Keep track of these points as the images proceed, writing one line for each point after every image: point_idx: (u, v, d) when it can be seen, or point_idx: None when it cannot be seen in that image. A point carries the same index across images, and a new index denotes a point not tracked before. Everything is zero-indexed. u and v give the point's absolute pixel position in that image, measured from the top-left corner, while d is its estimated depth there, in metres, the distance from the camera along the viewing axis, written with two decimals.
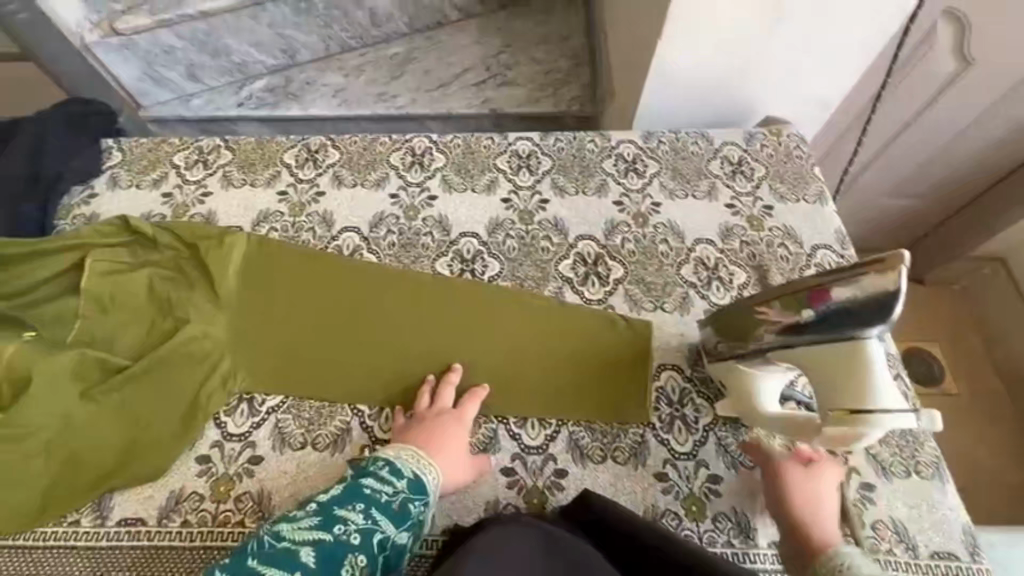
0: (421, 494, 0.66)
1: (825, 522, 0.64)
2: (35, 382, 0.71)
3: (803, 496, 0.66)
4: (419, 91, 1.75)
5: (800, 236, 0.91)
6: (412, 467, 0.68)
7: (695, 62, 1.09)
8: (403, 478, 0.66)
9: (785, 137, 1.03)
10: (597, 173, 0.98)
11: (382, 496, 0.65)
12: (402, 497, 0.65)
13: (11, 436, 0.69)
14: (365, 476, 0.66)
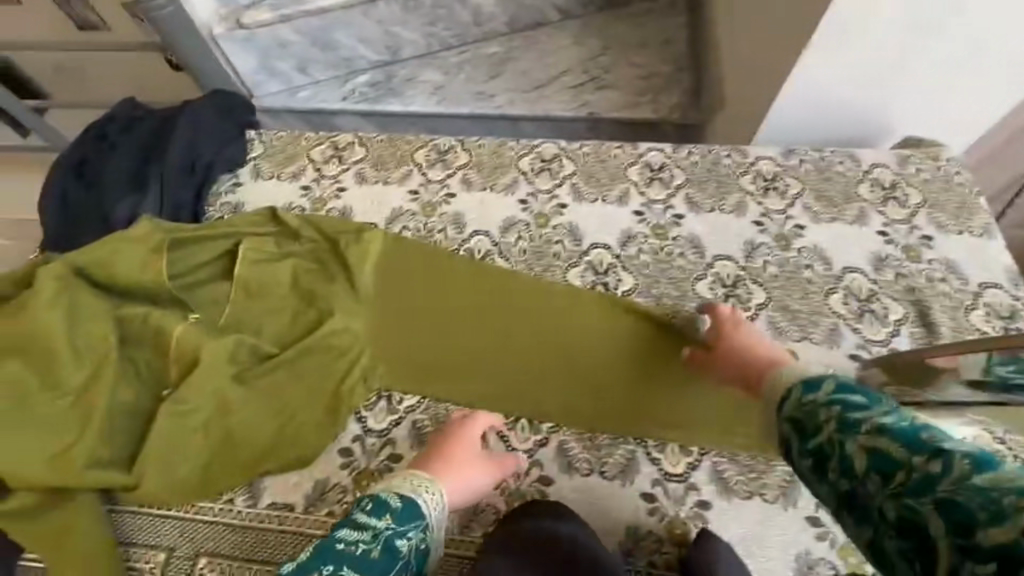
0: (409, 526, 0.61)
1: (766, 355, 0.62)
2: (201, 363, 0.75)
3: (731, 342, 0.66)
4: (515, 92, 1.64)
5: (964, 271, 0.84)
6: (407, 497, 0.64)
7: (834, 83, 1.00)
8: (385, 513, 0.61)
9: (944, 162, 0.94)
10: (735, 190, 0.93)
11: (359, 546, 0.57)
12: (386, 534, 0.59)
13: (180, 412, 0.73)
14: (336, 532, 0.59)
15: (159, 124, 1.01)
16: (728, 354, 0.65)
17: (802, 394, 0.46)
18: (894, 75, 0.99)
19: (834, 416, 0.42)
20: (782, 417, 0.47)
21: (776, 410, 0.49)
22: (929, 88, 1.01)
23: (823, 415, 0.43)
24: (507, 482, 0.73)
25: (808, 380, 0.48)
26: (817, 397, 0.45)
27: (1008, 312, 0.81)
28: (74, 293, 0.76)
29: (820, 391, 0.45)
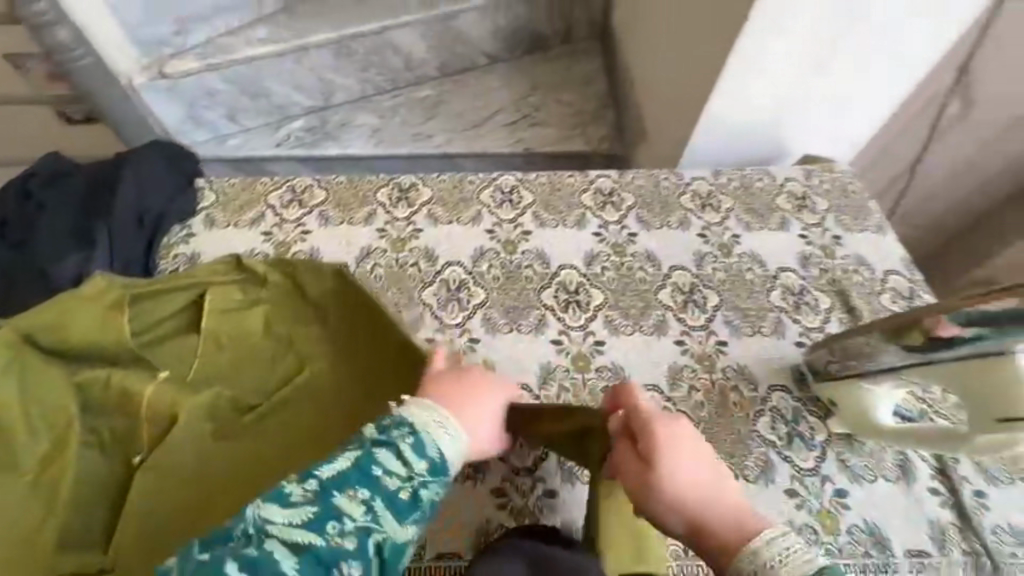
0: (436, 478, 0.60)
1: (716, 494, 0.60)
2: (180, 420, 0.71)
3: (676, 472, 0.60)
4: (453, 133, 1.68)
5: (871, 263, 0.99)
6: (434, 439, 0.61)
7: (745, 111, 1.17)
8: (425, 457, 0.60)
9: (839, 173, 1.12)
10: (678, 208, 1.04)
11: (392, 483, 0.59)
12: (417, 481, 0.59)
13: (159, 470, 0.69)
14: (376, 452, 0.59)
15: (95, 179, 0.96)
16: (677, 495, 0.60)
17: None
18: (790, 103, 1.17)
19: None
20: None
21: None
22: (818, 113, 1.20)
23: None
24: (512, 501, 0.73)
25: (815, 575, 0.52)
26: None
27: (909, 292, 0.96)
28: (28, 363, 0.70)
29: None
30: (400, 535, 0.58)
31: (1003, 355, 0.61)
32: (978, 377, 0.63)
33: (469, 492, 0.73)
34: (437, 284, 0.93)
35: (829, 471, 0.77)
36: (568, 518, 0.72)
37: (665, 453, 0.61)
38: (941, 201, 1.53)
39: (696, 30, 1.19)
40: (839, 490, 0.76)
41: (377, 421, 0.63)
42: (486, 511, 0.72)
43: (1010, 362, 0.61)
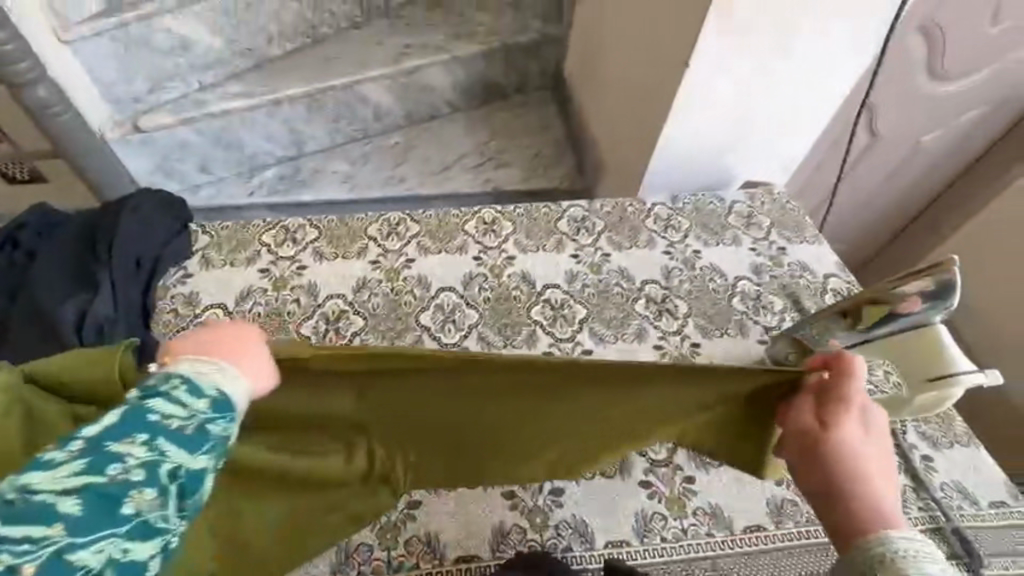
0: (224, 413, 0.49)
1: (879, 485, 0.55)
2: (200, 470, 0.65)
3: (857, 444, 0.56)
4: (424, 175, 1.78)
5: (813, 269, 1.13)
6: (209, 383, 0.50)
7: (692, 142, 1.33)
8: (203, 396, 0.49)
9: (777, 195, 1.28)
10: (643, 230, 1.16)
11: (172, 424, 0.46)
12: (200, 420, 0.48)
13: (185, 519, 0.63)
14: (149, 396, 0.47)
15: (87, 227, 0.98)
16: (844, 463, 0.55)
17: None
18: (730, 136, 1.33)
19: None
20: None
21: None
22: (755, 144, 1.36)
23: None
24: (523, 501, 0.77)
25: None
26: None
27: (848, 292, 1.10)
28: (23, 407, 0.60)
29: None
30: (198, 470, 0.46)
31: (926, 326, 0.74)
32: (910, 347, 0.75)
33: (481, 496, 0.76)
34: (432, 308, 0.99)
35: None
36: (575, 511, 0.77)
37: (853, 421, 0.58)
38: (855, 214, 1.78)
39: (644, 76, 1.35)
40: None
41: (153, 377, 0.50)
42: (498, 513, 0.75)
43: (932, 331, 0.74)
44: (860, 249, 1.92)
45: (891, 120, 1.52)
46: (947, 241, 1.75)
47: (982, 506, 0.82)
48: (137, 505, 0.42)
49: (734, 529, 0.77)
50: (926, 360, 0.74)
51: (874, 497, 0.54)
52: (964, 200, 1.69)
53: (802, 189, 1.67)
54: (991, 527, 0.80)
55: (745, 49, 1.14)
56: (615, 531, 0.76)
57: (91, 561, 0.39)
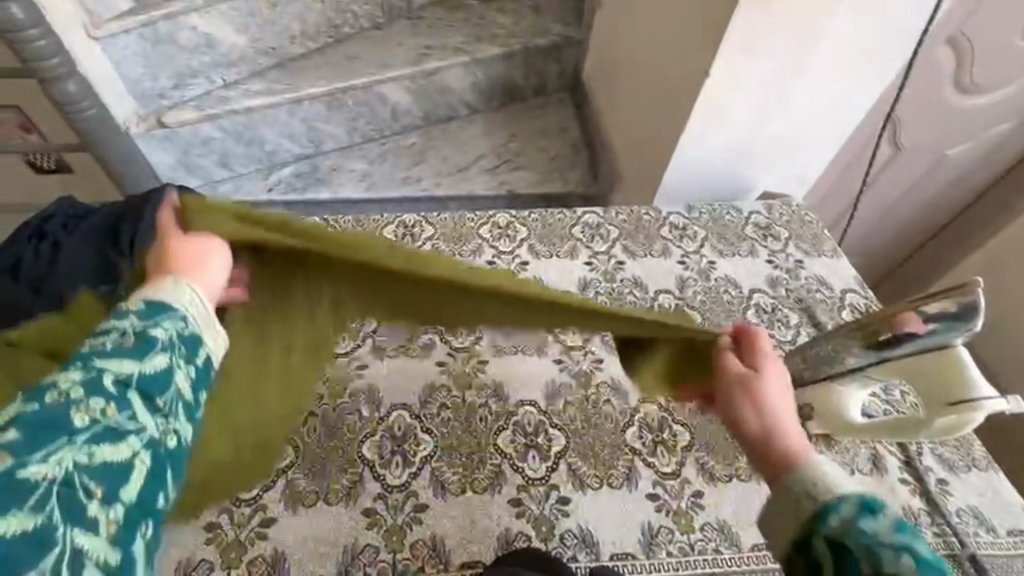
0: (161, 318, 0.52)
1: (790, 423, 0.60)
2: None
3: (770, 395, 0.63)
4: (440, 176, 1.79)
5: (831, 283, 1.12)
6: (146, 301, 0.54)
7: (709, 151, 1.32)
8: (131, 314, 0.51)
9: (796, 207, 1.26)
10: (658, 239, 1.15)
11: (105, 345, 0.49)
12: (136, 330, 0.50)
13: None
14: (84, 345, 0.50)
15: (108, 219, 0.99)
16: (762, 406, 0.62)
17: (859, 521, 0.47)
18: (749, 143, 1.31)
19: (889, 538, 0.46)
20: (821, 539, 0.49)
21: (812, 527, 0.50)
22: (774, 152, 1.34)
23: (891, 564, 0.44)
24: (529, 510, 0.77)
25: (856, 498, 0.49)
26: (877, 531, 0.46)
27: (865, 308, 1.08)
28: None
29: (848, 517, 0.48)
30: (151, 372, 0.48)
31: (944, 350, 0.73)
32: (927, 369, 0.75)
33: (488, 503, 0.77)
34: None
35: None
36: (581, 522, 0.77)
37: (765, 376, 0.65)
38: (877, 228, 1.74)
39: (663, 83, 1.33)
40: None
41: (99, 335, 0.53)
42: (504, 521, 0.76)
43: (951, 355, 0.73)
44: (877, 262, 1.89)
45: (915, 133, 1.49)
46: (970, 258, 1.72)
47: (999, 533, 0.80)
48: (85, 415, 0.44)
49: (741, 546, 0.76)
50: (946, 384, 0.73)
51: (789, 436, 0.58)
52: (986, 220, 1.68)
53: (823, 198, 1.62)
54: (1008, 555, 0.78)
55: (767, 55, 1.13)
56: (621, 543, 0.75)
57: (53, 471, 0.40)
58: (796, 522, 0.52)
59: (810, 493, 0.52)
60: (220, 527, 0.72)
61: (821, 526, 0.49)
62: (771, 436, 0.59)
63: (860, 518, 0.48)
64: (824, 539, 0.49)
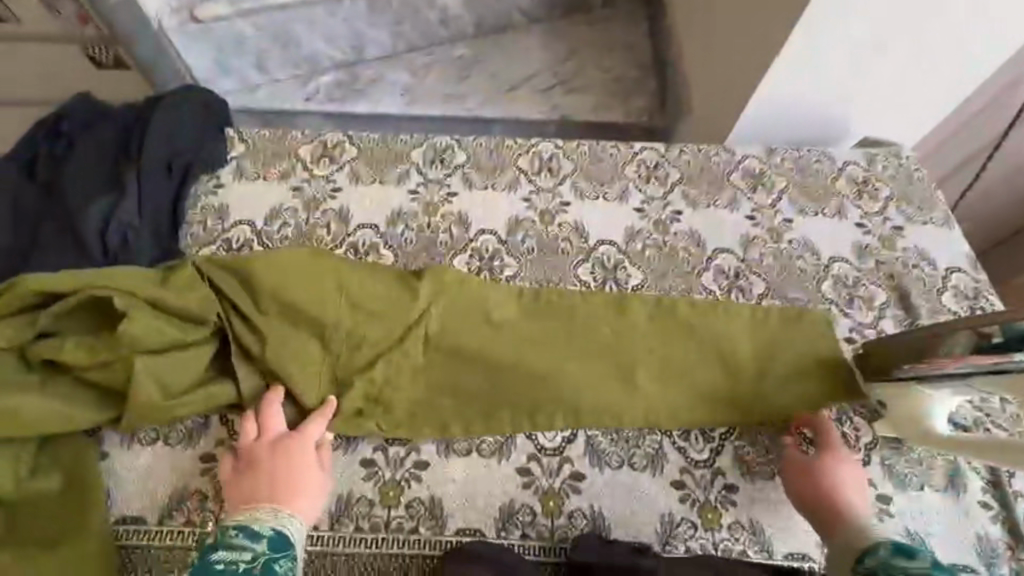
0: (282, 552, 0.58)
1: (859, 505, 0.66)
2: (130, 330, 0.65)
3: (839, 478, 0.68)
4: (487, 94, 1.60)
5: (933, 258, 0.92)
6: (263, 526, 0.59)
7: (806, 83, 1.08)
8: (260, 541, 0.58)
9: (905, 160, 1.03)
10: (727, 187, 0.98)
11: (236, 568, 0.56)
12: (262, 560, 0.57)
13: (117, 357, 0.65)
14: (211, 552, 0.57)
15: (124, 123, 0.92)
16: (824, 485, 0.67)
17: (895, 559, 0.57)
18: (856, 76, 1.08)
19: (918, 569, 0.56)
20: (861, 571, 0.58)
21: (854, 562, 0.60)
22: (886, 88, 1.10)
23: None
24: (538, 482, 0.70)
25: (895, 543, 0.59)
26: (909, 565, 0.56)
27: (972, 292, 0.89)
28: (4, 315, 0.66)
29: (883, 556, 0.58)
30: None
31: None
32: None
33: (494, 469, 0.70)
34: (469, 252, 0.88)
35: (872, 475, 0.73)
36: (595, 503, 0.69)
37: (841, 467, 0.69)
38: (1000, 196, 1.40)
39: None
40: (881, 496, 0.71)
41: (222, 527, 0.60)
42: (510, 490, 0.69)
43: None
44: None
45: None
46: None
47: None
48: None
49: (773, 553, 0.68)
50: None
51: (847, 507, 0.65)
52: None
53: (938, 147, 1.33)
54: None
55: None
56: (634, 530, 0.68)
57: None
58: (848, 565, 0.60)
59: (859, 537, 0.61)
60: (216, 461, 0.68)
61: (861, 560, 0.59)
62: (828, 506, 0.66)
63: (890, 556, 0.58)
64: (863, 571, 0.58)
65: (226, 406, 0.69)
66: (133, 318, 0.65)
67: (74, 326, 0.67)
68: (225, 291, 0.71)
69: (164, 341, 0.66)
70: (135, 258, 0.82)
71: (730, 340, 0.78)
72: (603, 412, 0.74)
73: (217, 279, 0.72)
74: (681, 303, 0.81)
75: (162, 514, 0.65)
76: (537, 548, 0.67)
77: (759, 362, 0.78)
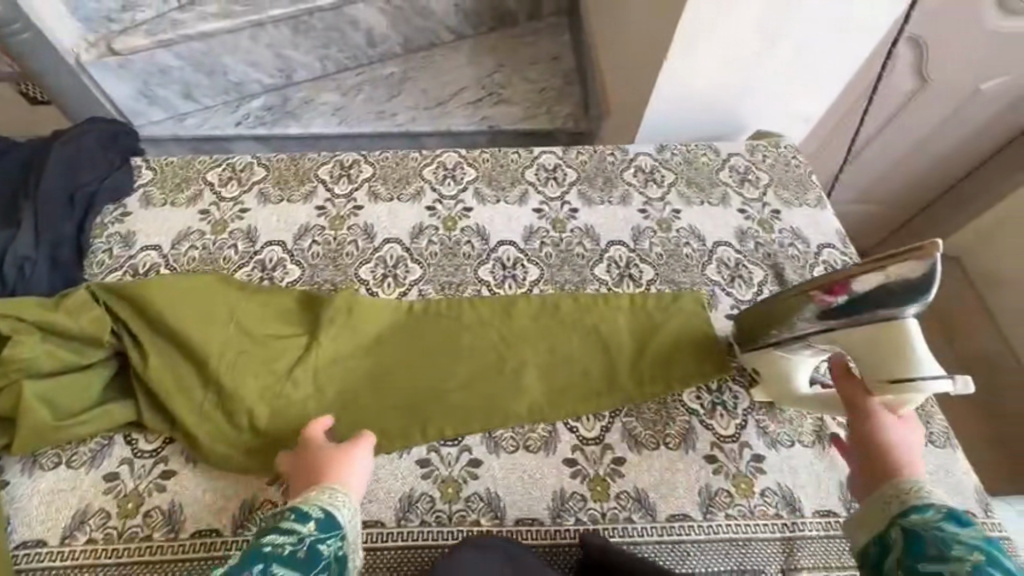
0: (330, 533, 0.58)
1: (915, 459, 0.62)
2: (15, 357, 0.67)
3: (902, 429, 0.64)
4: (417, 109, 1.60)
5: (807, 237, 1.00)
6: (315, 508, 0.59)
7: (696, 83, 1.16)
8: (311, 520, 0.58)
9: (783, 149, 1.12)
10: (620, 183, 1.04)
11: (285, 548, 0.54)
12: (309, 541, 0.56)
13: (4, 384, 0.67)
14: (262, 536, 0.55)
15: (29, 158, 0.94)
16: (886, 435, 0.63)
17: (945, 522, 0.54)
18: (738, 80, 1.16)
19: (969, 539, 0.52)
20: (899, 523, 0.56)
21: (896, 515, 0.57)
22: (769, 87, 1.19)
23: (960, 550, 0.51)
24: (436, 471, 0.74)
25: (950, 509, 0.55)
26: (960, 533, 0.52)
27: (842, 265, 0.97)
28: None
29: (932, 518, 0.54)
30: None
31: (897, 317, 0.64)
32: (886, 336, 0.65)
33: (396, 462, 0.75)
34: (374, 261, 0.92)
35: (747, 437, 0.79)
36: (490, 486, 0.74)
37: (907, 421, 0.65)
38: (867, 178, 1.57)
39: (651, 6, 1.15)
40: (755, 455, 0.78)
41: (277, 516, 0.59)
42: (410, 481, 0.73)
43: (904, 325, 0.64)
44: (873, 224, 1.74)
45: (943, 61, 1.28)
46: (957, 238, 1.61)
47: None
48: None
49: (657, 517, 0.73)
50: (888, 359, 0.64)
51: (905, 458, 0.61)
52: (988, 184, 1.51)
53: (821, 147, 1.50)
54: None
55: None
56: (529, 507, 0.73)
57: None
58: (880, 513, 0.58)
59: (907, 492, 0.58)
60: (119, 479, 0.70)
61: (904, 514, 0.56)
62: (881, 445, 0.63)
63: (943, 522, 0.54)
64: (903, 525, 0.55)
65: (127, 424, 0.72)
66: (19, 344, 0.67)
67: None
68: (121, 315, 0.74)
69: (56, 363, 0.69)
70: (33, 289, 0.82)
71: (606, 327, 0.86)
72: (492, 404, 0.79)
73: (112, 303, 0.75)
74: (566, 301, 0.89)
75: (64, 534, 0.67)
76: (437, 533, 0.71)
77: (633, 344, 0.85)
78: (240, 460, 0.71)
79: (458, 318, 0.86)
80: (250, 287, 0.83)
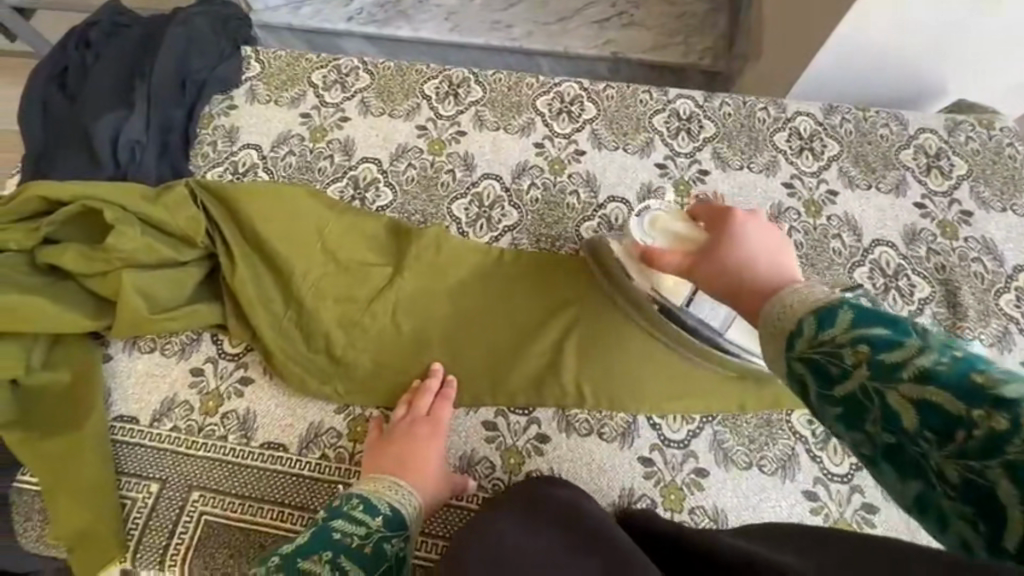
0: (395, 532, 0.60)
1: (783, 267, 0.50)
2: (117, 244, 0.68)
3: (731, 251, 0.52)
4: (536, 23, 1.42)
5: (1001, 252, 0.79)
6: (383, 502, 0.61)
7: (893, 33, 0.90)
8: (378, 515, 0.60)
9: (997, 131, 0.87)
10: (767, 147, 0.86)
11: (352, 540, 0.58)
12: (376, 536, 0.59)
13: (107, 268, 0.69)
14: (332, 520, 0.60)
15: (150, 38, 0.92)
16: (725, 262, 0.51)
17: (822, 330, 0.35)
18: (957, 29, 0.89)
19: (846, 337, 0.34)
20: (795, 358, 0.36)
21: (785, 350, 0.37)
22: (995, 43, 0.90)
23: (851, 357, 0.33)
24: (501, 438, 0.70)
25: (822, 311, 0.36)
26: (836, 336, 0.35)
27: None
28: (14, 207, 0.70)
29: (812, 329, 0.36)
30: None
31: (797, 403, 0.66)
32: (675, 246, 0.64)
33: (460, 419, 0.71)
34: (470, 197, 0.84)
35: (862, 482, 0.68)
36: (555, 466, 0.69)
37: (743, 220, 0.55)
38: None
39: None
40: (868, 504, 0.67)
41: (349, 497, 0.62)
42: (470, 442, 0.70)
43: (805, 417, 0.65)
44: None
45: None
46: None
47: None
48: None
49: None
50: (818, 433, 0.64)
51: (765, 266, 0.49)
52: None
53: None
54: None
55: None
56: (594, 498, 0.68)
57: None
58: (776, 359, 0.39)
59: (784, 320, 0.39)
60: (204, 376, 0.72)
61: (790, 345, 0.37)
62: (731, 264, 0.50)
63: (819, 329, 0.36)
64: (799, 356, 0.36)
65: (214, 324, 0.73)
66: (121, 233, 0.68)
67: (77, 234, 0.71)
68: (215, 220, 0.73)
69: (155, 257, 0.70)
70: (143, 173, 0.83)
71: None
72: (570, 381, 0.72)
73: (206, 205, 0.74)
74: None
75: (153, 416, 0.70)
76: None
77: None
78: (312, 382, 0.71)
79: (550, 276, 0.78)
80: (343, 206, 0.79)
